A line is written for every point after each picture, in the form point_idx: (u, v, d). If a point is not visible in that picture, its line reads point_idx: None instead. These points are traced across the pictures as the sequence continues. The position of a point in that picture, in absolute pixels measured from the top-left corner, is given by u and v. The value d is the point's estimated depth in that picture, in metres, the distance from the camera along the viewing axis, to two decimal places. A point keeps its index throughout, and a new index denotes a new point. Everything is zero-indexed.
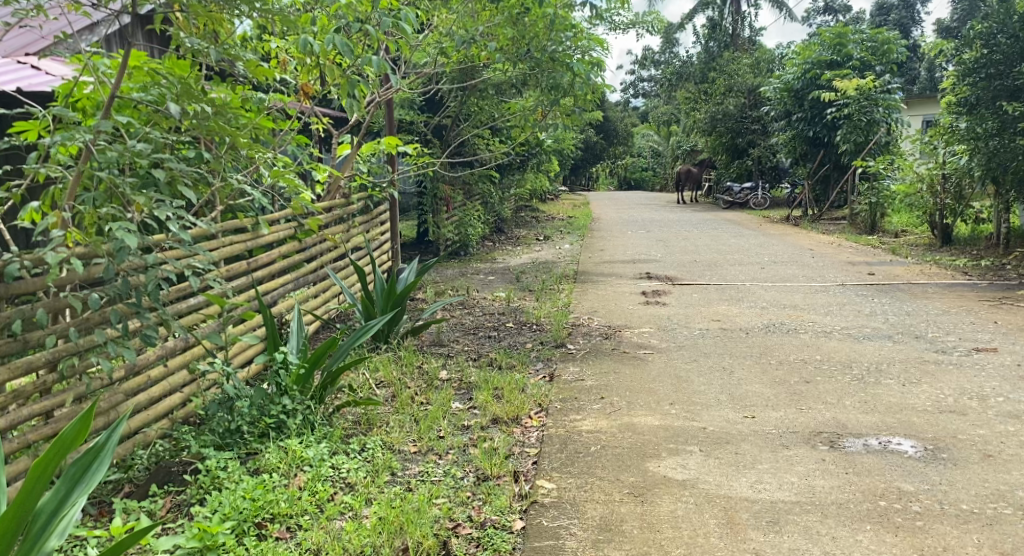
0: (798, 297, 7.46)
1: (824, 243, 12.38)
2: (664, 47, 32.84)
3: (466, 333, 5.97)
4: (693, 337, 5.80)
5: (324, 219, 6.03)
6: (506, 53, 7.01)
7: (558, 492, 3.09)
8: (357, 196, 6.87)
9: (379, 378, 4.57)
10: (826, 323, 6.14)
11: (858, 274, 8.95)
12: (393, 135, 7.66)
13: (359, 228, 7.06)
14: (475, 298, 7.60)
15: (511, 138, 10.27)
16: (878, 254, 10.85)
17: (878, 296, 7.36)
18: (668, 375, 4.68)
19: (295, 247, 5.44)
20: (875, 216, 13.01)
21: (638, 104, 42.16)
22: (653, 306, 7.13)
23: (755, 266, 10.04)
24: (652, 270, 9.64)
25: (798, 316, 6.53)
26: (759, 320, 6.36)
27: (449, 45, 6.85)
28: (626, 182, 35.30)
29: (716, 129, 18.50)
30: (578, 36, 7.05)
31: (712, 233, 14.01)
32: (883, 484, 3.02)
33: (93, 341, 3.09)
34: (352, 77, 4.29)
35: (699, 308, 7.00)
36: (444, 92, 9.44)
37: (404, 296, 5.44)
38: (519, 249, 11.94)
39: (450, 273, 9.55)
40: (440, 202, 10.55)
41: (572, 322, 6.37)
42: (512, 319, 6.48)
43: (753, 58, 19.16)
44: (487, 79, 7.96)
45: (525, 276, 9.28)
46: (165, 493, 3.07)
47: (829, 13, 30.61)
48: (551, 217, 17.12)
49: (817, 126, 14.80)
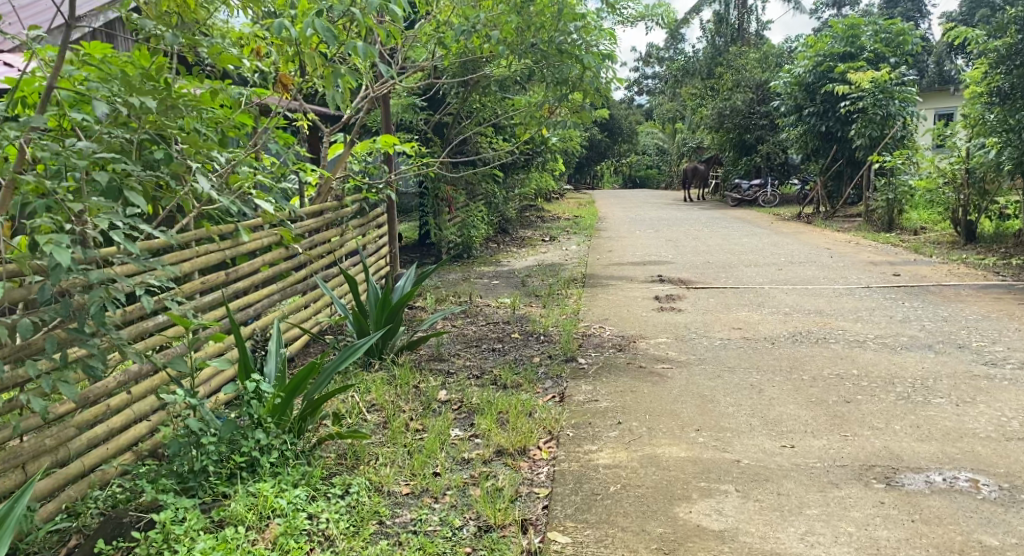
0: (823, 301, 7.00)
1: (842, 241, 11.89)
2: (669, 43, 32.37)
3: (468, 345, 5.52)
4: (714, 348, 5.35)
5: (315, 224, 5.64)
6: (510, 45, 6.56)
7: (575, 548, 2.67)
8: (350, 199, 6.44)
9: (370, 402, 4.13)
10: (858, 332, 5.67)
11: (882, 275, 8.48)
12: (390, 134, 7.22)
13: (354, 232, 6.61)
14: (479, 305, 7.15)
15: (515, 135, 9.83)
16: (900, 252, 10.36)
17: (909, 299, 6.89)
18: (691, 394, 4.23)
19: (282, 254, 5.04)
20: (892, 214, 12.52)
21: (642, 102, 41.66)
22: (668, 313, 6.67)
23: (772, 266, 9.57)
24: (665, 273, 9.17)
25: (825, 324, 6.07)
26: (784, 329, 5.90)
27: (447, 37, 6.29)
28: (631, 180, 34.79)
29: (724, 125, 18.01)
30: (586, 26, 6.62)
31: (724, 232, 13.53)
32: (959, 537, 2.65)
33: (26, 375, 2.62)
34: (337, 72, 3.85)
35: (717, 315, 6.53)
36: (445, 88, 8.98)
37: (399, 308, 4.98)
38: (524, 251, 11.48)
39: (452, 277, 9.10)
40: (442, 203, 10.08)
41: (583, 332, 5.91)
42: (518, 329, 6.03)
43: (761, 52, 18.67)
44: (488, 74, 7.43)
45: (531, 281, 8.82)
46: (113, 550, 2.60)
47: (835, 7, 30.13)
48: (557, 216, 16.64)
49: (829, 121, 14.32)
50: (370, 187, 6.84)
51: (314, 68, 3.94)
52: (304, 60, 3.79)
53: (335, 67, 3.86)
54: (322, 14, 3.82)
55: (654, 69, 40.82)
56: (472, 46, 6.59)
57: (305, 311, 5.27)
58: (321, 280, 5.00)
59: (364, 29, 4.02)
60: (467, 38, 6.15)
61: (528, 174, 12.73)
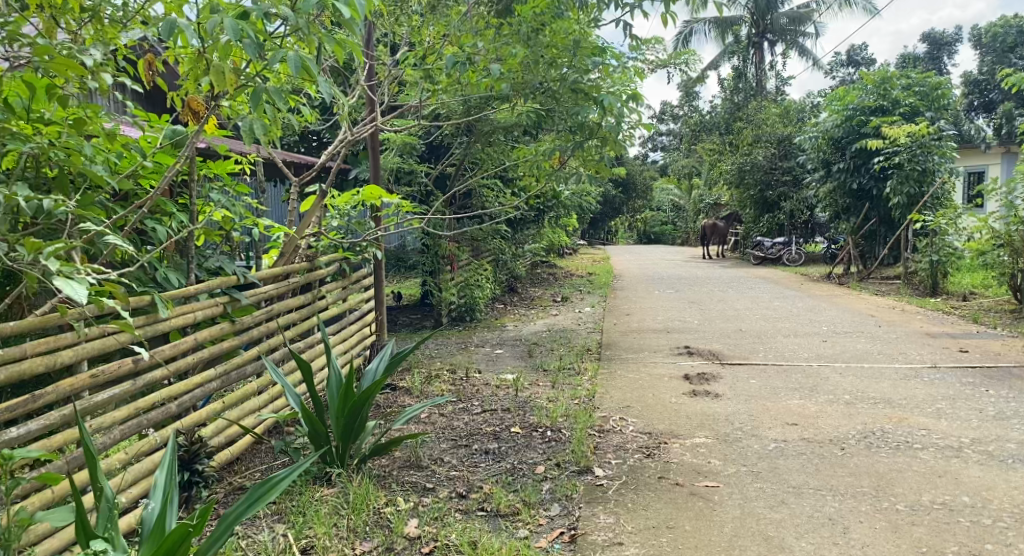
0: (887, 386, 5.85)
1: (886, 307, 10.73)
2: (685, 100, 31.48)
3: (456, 444, 4.44)
4: (769, 455, 4.23)
5: (278, 291, 4.69)
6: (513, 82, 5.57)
7: None
8: (325, 258, 5.39)
9: (306, 547, 3.22)
10: (947, 434, 4.52)
11: (946, 352, 7.32)
12: (377, 183, 6.21)
13: (329, 296, 5.60)
14: (476, 383, 6.06)
15: (524, 189, 8.83)
16: (957, 322, 9.22)
17: (993, 386, 5.73)
18: (750, 536, 3.19)
19: (225, 330, 4.14)
20: (937, 277, 11.26)
21: (657, 159, 40.76)
22: (703, 399, 5.52)
23: (815, 338, 8.43)
24: (691, 343, 8.06)
25: (900, 419, 4.92)
26: (853, 426, 4.77)
27: (437, 70, 5.54)
28: (647, 236, 33.56)
29: (745, 181, 16.95)
30: (605, 64, 5.58)
31: (752, 293, 12.40)
32: None
33: None
34: (263, 92, 2.96)
35: (764, 404, 5.35)
36: (448, 134, 8.00)
37: (365, 402, 3.89)
38: (533, 314, 10.39)
39: (450, 346, 8.00)
40: (443, 260, 9.06)
41: (600, 426, 4.78)
42: (521, 419, 4.92)
43: (782, 106, 17.69)
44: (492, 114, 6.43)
45: (538, 351, 7.72)
46: None
47: (852, 66, 29.23)
48: (569, 274, 15.51)
49: (862, 177, 13.22)
50: (352, 244, 5.86)
51: (223, 84, 2.93)
52: (212, 76, 2.89)
53: (258, 86, 2.98)
54: (245, 16, 2.92)
55: (669, 126, 40.02)
56: (466, 81, 5.61)
57: (256, 399, 4.29)
58: (270, 364, 4.08)
59: (308, 43, 3.16)
60: (461, 70, 5.18)
61: (539, 228, 11.71)
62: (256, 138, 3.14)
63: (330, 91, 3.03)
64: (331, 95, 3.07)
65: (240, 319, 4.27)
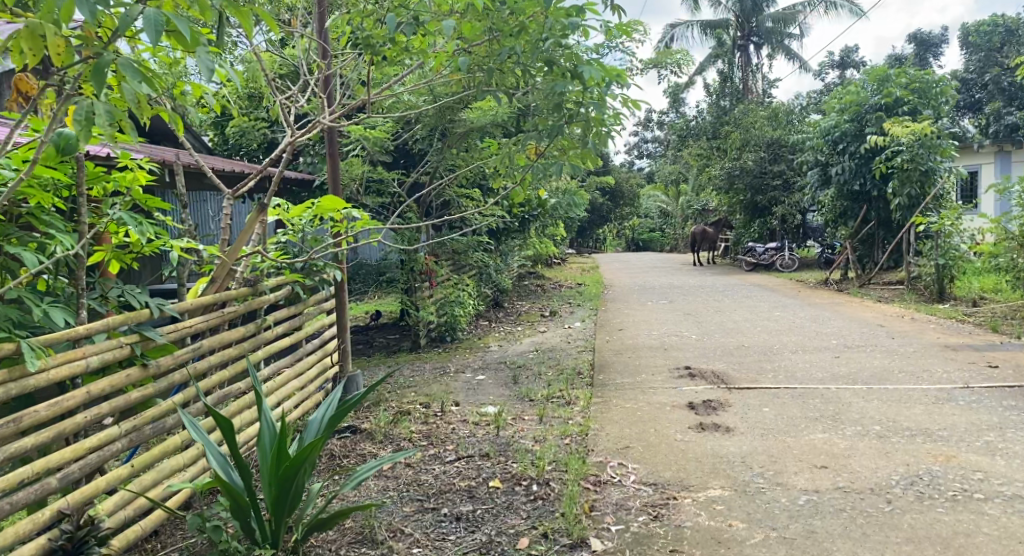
0: (921, 413, 5.13)
1: (895, 315, 10.03)
2: (670, 105, 30.69)
3: (422, 506, 3.68)
4: (799, 510, 3.52)
5: (208, 323, 3.90)
6: (476, 54, 4.88)
7: None
8: (272, 283, 4.57)
9: None
10: (1010, 479, 3.80)
11: (976, 368, 6.59)
12: (337, 193, 5.39)
13: (282, 326, 4.78)
14: (452, 418, 5.30)
15: (504, 198, 8.02)
16: (976, 331, 8.51)
17: None
18: None
19: (132, 378, 3.36)
20: (944, 282, 10.57)
21: (643, 166, 40.09)
22: (711, 435, 4.77)
23: (826, 353, 7.69)
24: (691, 363, 7.32)
25: (948, 457, 4.19)
26: (892, 467, 4.05)
27: (374, 35, 4.76)
28: (634, 243, 32.82)
29: (736, 186, 16.23)
30: (586, 32, 4.63)
31: (750, 303, 11.67)
32: None
33: None
34: (107, 63, 2.41)
35: (783, 440, 4.60)
36: (418, 138, 7.20)
37: (300, 468, 3.14)
38: (519, 331, 9.64)
39: (426, 372, 7.24)
40: (420, 277, 8.27)
41: (596, 476, 4.03)
42: (502, 468, 4.15)
43: (772, 107, 16.92)
44: (451, 97, 5.58)
45: (523, 375, 6.96)
46: None
47: (842, 67, 28.57)
48: (556, 285, 14.74)
49: (862, 178, 12.47)
50: (306, 266, 5.02)
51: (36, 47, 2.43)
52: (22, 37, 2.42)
53: (105, 57, 2.43)
54: None
55: (655, 133, 39.35)
56: (414, 50, 4.91)
57: (176, 460, 3.53)
58: (186, 418, 3.30)
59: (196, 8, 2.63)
60: (407, 33, 4.42)
61: (523, 239, 10.97)
62: (98, 126, 2.55)
63: (211, 70, 2.53)
64: (213, 76, 2.56)
65: (155, 361, 3.49)
